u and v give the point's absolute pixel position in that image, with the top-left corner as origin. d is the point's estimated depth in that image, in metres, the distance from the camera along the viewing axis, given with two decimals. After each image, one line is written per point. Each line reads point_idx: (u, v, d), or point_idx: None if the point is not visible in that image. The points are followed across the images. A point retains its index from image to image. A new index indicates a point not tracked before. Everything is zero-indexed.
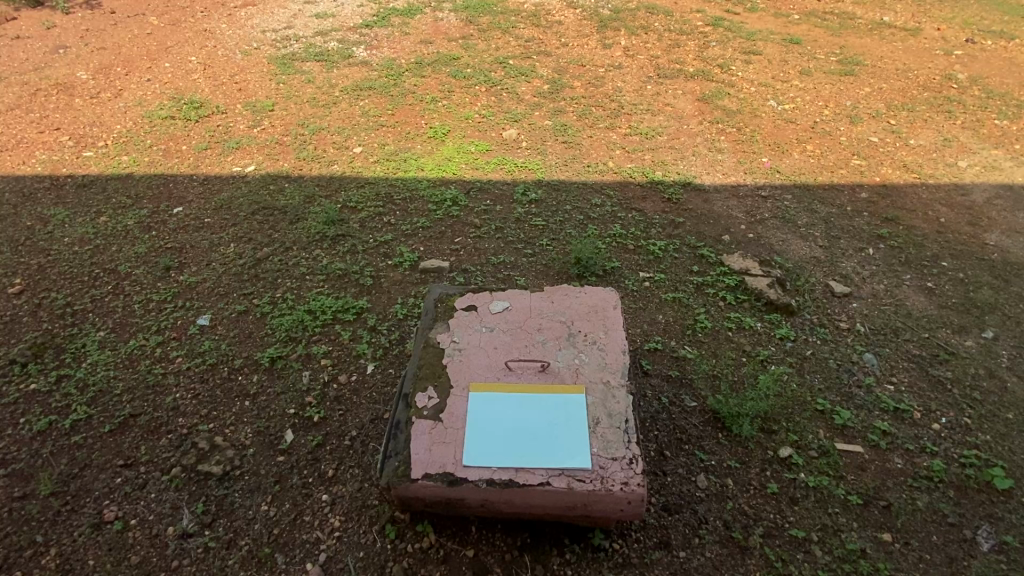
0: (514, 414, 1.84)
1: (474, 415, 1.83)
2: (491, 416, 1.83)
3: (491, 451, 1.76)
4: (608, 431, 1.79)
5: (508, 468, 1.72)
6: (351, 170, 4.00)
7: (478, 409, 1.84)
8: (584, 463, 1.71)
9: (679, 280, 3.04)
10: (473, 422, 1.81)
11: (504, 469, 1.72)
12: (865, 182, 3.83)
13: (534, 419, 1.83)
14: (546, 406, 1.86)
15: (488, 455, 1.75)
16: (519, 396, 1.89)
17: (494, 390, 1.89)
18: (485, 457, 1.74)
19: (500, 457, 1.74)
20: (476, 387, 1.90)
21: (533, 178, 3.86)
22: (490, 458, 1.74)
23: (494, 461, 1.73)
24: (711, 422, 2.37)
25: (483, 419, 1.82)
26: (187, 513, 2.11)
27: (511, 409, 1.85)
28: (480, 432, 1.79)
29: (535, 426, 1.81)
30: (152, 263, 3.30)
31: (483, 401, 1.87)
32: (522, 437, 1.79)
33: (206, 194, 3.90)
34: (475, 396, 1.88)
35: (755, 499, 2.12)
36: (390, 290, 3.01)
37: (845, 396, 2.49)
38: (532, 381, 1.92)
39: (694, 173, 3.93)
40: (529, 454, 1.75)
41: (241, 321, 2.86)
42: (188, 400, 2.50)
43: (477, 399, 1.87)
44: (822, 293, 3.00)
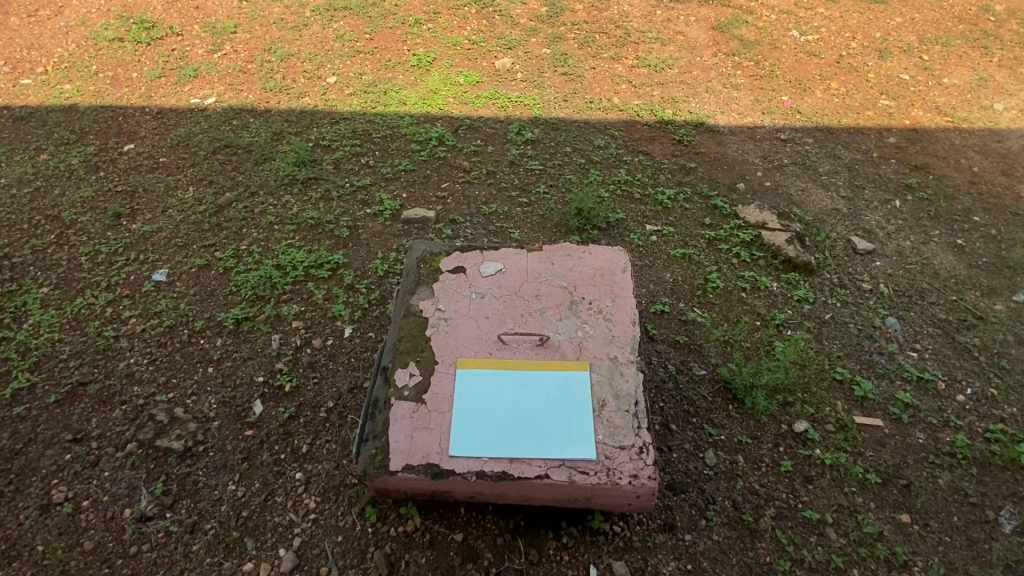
0: (509, 395, 1.62)
1: (463, 395, 1.60)
2: (483, 395, 1.61)
3: (482, 437, 1.54)
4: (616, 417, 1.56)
5: (502, 458, 1.50)
6: (324, 104, 3.57)
7: (467, 389, 1.62)
8: (588, 453, 1.49)
9: (689, 233, 2.76)
10: (462, 404, 1.59)
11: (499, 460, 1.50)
12: (892, 125, 3.49)
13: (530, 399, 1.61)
14: (545, 384, 1.63)
15: (479, 441, 1.53)
16: (513, 372, 1.65)
17: (486, 367, 1.65)
18: (476, 445, 1.52)
19: (492, 444, 1.53)
20: (463, 364, 1.66)
21: (529, 116, 3.46)
22: (481, 446, 1.52)
23: (485, 449, 1.52)
24: (722, 393, 2.16)
25: (474, 401, 1.59)
26: (145, 494, 1.92)
27: (506, 391, 1.62)
28: (470, 416, 1.57)
29: (532, 408, 1.59)
30: (101, 209, 2.94)
31: (473, 379, 1.64)
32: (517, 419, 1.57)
33: (161, 129, 3.47)
34: (465, 374, 1.64)
35: (767, 477, 1.97)
36: (369, 243, 2.70)
37: (865, 364, 2.30)
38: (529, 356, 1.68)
39: (706, 112, 3.56)
40: (525, 439, 1.54)
41: (202, 277, 2.56)
42: (143, 366, 2.24)
43: (466, 376, 1.64)
44: (843, 250, 2.74)
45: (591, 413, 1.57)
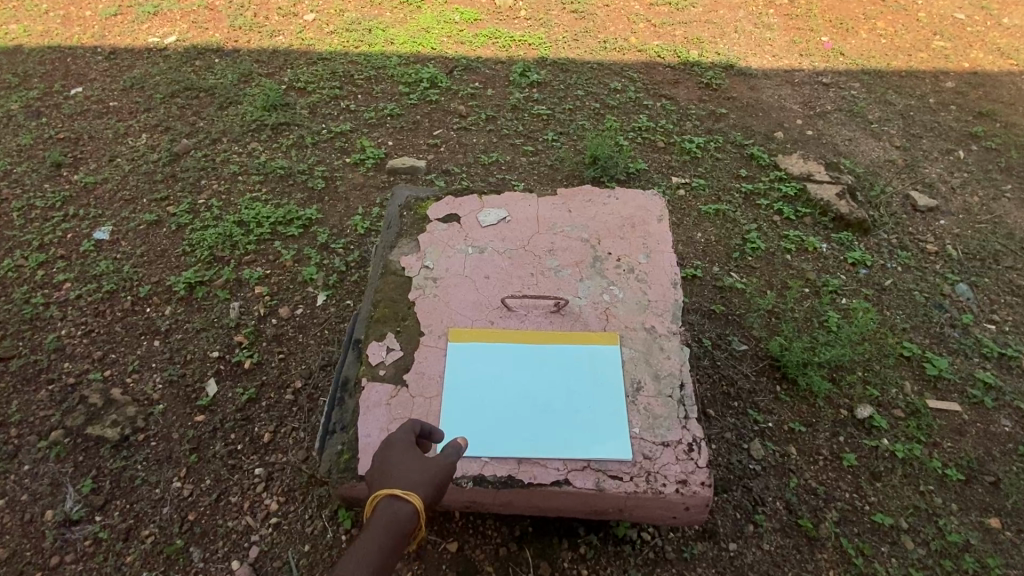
0: (520, 374, 1.27)
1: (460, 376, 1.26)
2: (486, 376, 1.26)
3: (485, 431, 1.20)
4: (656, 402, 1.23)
5: (513, 457, 1.16)
6: (301, 43, 3.12)
7: (465, 367, 1.28)
8: (625, 449, 1.16)
9: (722, 187, 2.36)
10: (460, 388, 1.25)
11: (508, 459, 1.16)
12: (949, 69, 3.06)
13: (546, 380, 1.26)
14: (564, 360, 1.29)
15: (483, 435, 1.19)
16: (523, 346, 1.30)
17: (488, 340, 1.31)
18: (478, 440, 1.19)
19: (500, 439, 1.19)
20: (459, 337, 1.31)
21: (535, 56, 3.03)
22: (485, 441, 1.18)
23: (491, 446, 1.18)
24: (768, 372, 1.81)
25: (475, 384, 1.26)
26: (71, 493, 1.57)
27: (513, 371, 1.27)
28: (470, 403, 1.23)
29: (549, 391, 1.25)
30: (39, 159, 2.53)
31: (473, 355, 1.29)
32: (530, 405, 1.23)
33: (113, 71, 3.03)
34: (462, 349, 1.30)
35: (825, 473, 1.62)
36: (348, 197, 2.30)
37: (935, 338, 1.94)
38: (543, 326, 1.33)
39: (737, 54, 3.12)
40: (542, 432, 1.20)
41: (151, 235, 2.17)
42: (77, 339, 1.88)
43: (463, 353, 1.30)
44: (901, 207, 2.35)
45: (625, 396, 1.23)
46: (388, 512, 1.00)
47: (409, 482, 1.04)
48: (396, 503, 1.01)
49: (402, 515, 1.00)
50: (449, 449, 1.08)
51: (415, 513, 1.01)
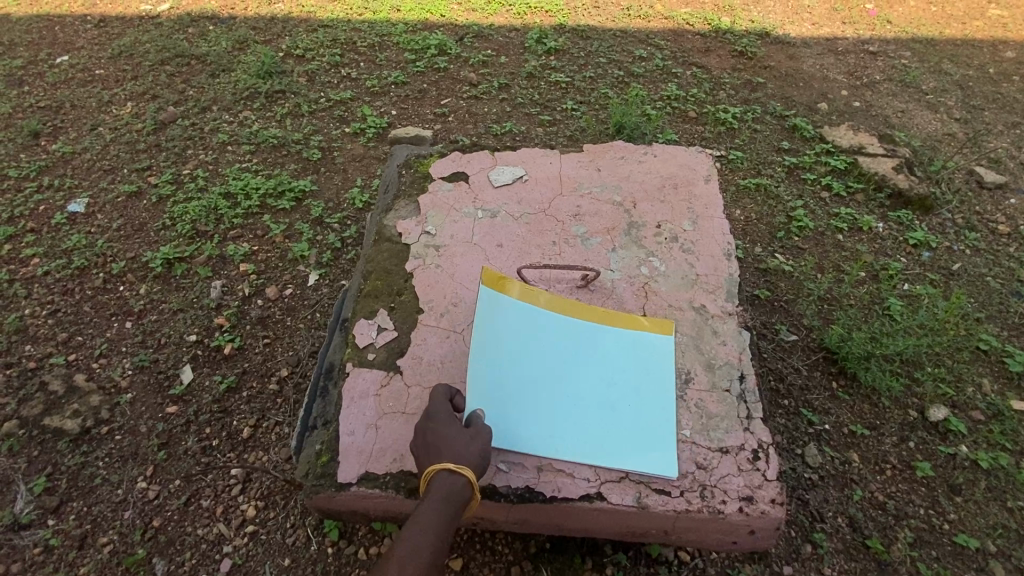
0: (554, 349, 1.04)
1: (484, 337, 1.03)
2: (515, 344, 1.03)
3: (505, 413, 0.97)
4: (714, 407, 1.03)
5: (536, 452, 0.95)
6: (301, 10, 2.91)
7: (492, 325, 1.04)
8: (664, 470, 0.95)
9: (761, 160, 2.12)
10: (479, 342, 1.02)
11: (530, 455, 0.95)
12: (1010, 38, 2.79)
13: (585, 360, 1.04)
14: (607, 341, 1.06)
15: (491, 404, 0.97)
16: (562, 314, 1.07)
17: (521, 296, 1.06)
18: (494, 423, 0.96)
19: (520, 424, 0.97)
20: (491, 278, 1.07)
21: (552, 23, 2.79)
22: (502, 426, 0.97)
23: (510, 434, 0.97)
24: (821, 367, 1.57)
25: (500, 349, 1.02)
26: (21, 493, 1.37)
27: (545, 346, 1.03)
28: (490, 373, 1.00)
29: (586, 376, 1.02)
30: (16, 128, 2.35)
31: (501, 312, 1.05)
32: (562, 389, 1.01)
33: (102, 39, 2.84)
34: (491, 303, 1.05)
35: (894, 485, 1.38)
36: (346, 168, 2.09)
37: (1015, 330, 1.68)
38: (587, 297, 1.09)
39: (773, 21, 2.86)
40: (573, 425, 0.98)
41: (130, 207, 1.97)
42: (41, 320, 1.68)
43: (494, 299, 1.05)
44: (965, 184, 2.09)
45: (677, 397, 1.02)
46: (440, 493, 0.85)
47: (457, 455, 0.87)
48: (449, 481, 0.85)
49: (456, 491, 0.85)
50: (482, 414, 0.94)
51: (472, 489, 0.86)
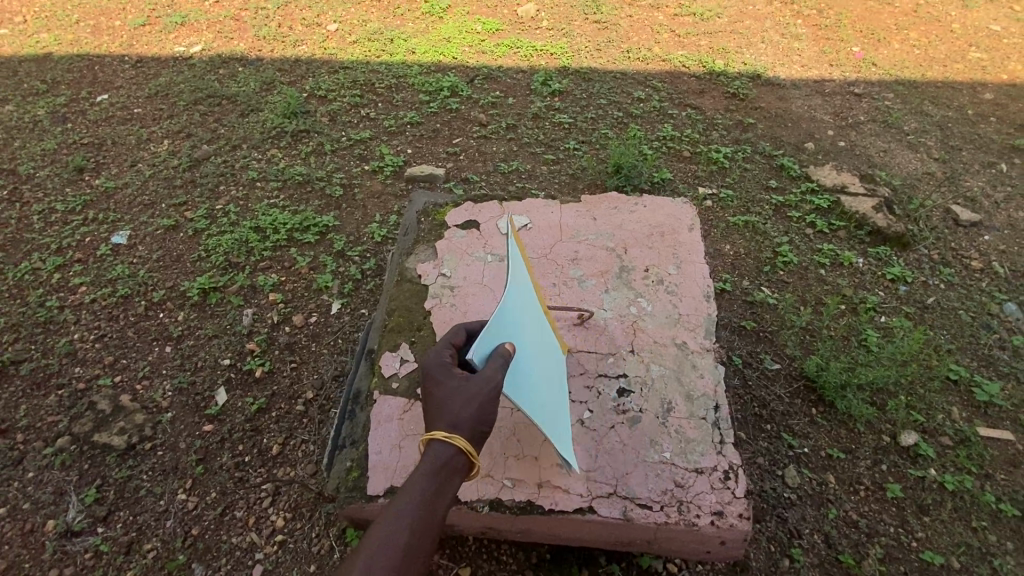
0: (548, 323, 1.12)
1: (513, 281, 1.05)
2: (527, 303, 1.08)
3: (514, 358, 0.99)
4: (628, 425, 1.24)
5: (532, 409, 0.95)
6: (323, 51, 3.13)
7: (519, 279, 1.06)
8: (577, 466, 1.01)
9: (750, 198, 2.27)
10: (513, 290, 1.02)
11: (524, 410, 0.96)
12: (988, 81, 2.97)
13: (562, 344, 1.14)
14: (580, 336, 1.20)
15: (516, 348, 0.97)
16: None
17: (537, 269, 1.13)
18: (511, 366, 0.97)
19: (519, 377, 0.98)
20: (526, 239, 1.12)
21: (556, 65, 2.99)
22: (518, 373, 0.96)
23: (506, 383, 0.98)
24: (802, 394, 1.70)
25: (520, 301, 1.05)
26: (73, 503, 1.53)
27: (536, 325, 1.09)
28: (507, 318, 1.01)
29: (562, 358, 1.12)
30: (63, 163, 2.56)
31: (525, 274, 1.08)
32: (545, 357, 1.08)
33: (139, 78, 3.07)
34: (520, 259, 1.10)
35: (867, 505, 1.50)
36: (365, 204, 2.27)
37: (984, 361, 1.81)
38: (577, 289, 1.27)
39: (764, 63, 3.05)
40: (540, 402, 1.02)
41: (168, 240, 2.16)
42: (88, 344, 1.85)
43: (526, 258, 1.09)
44: (942, 221, 2.24)
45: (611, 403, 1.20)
46: (434, 465, 0.89)
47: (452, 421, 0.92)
48: (445, 451, 0.90)
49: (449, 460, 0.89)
50: (497, 359, 0.94)
51: (469, 456, 0.91)
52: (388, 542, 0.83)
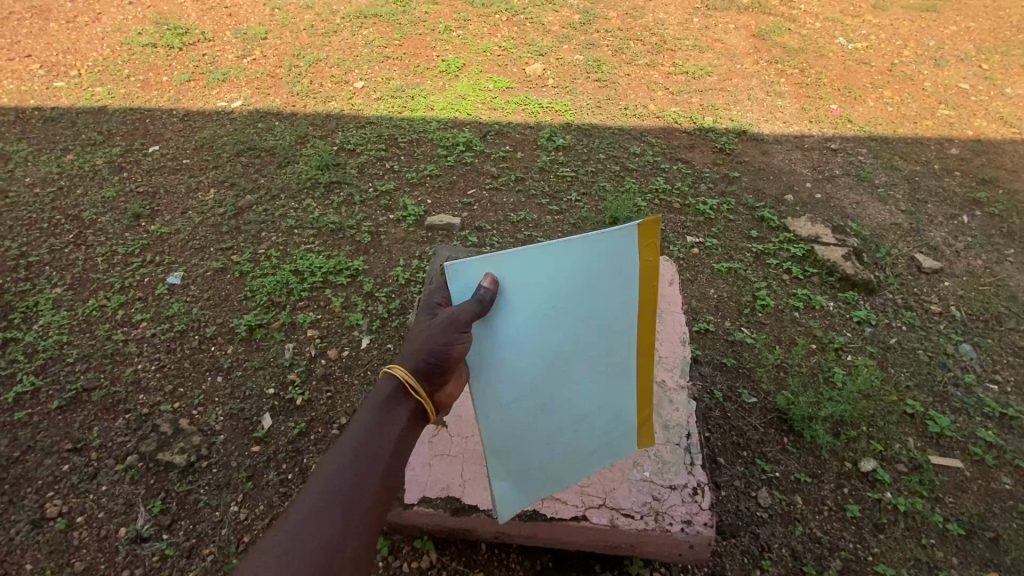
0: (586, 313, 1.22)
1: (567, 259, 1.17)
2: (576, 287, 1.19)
3: (513, 318, 1.15)
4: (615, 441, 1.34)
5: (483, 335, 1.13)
6: (351, 107, 3.49)
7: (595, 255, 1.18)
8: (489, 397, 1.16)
9: (733, 247, 2.54)
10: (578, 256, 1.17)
11: (484, 361, 1.14)
12: (955, 136, 3.26)
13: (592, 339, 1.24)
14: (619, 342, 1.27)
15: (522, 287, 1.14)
16: (621, 304, 1.25)
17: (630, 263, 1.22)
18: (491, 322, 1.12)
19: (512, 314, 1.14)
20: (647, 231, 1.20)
21: (561, 121, 3.32)
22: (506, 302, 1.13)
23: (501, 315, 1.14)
24: (775, 425, 1.93)
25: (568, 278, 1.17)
26: (142, 513, 1.77)
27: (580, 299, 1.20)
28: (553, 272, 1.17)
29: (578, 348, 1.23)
30: (121, 209, 2.88)
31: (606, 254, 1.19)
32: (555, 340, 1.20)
33: (186, 131, 3.43)
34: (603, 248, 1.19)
35: (829, 523, 1.72)
36: (391, 250, 2.56)
37: (939, 397, 2.04)
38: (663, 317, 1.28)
39: (750, 120, 3.36)
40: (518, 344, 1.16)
41: (217, 281, 2.45)
42: (150, 374, 2.12)
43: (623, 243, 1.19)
44: (906, 268, 2.49)
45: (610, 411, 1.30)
46: (385, 398, 1.11)
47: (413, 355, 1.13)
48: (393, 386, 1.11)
49: (396, 391, 1.11)
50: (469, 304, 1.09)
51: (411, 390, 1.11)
52: (341, 479, 1.03)
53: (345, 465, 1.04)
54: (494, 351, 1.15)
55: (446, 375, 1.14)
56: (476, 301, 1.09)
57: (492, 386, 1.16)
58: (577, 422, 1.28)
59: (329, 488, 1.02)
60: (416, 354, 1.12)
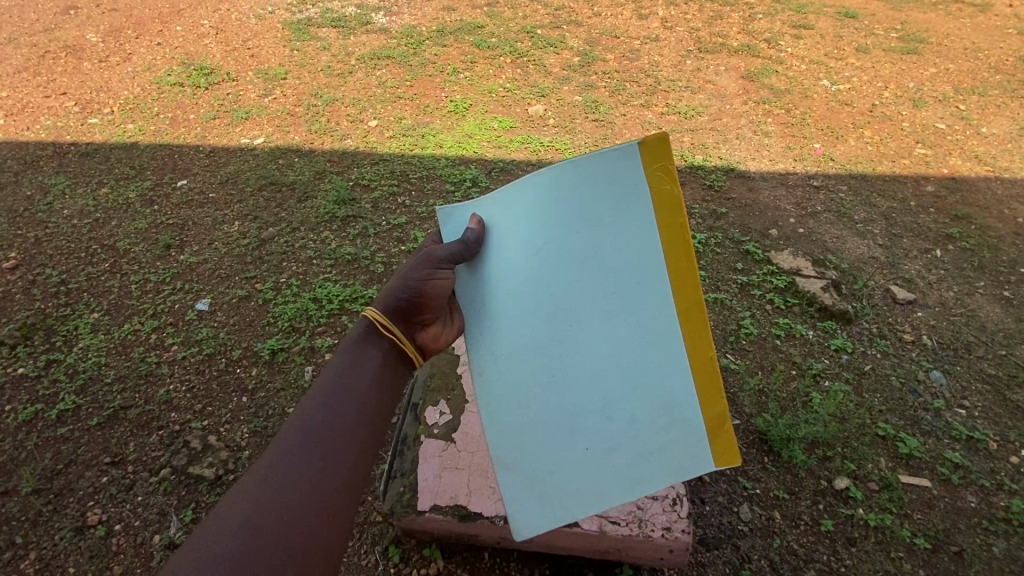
0: (592, 247, 1.18)
1: (562, 190, 1.18)
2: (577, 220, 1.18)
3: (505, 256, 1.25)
4: (647, 401, 1.15)
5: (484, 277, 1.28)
6: (365, 145, 3.74)
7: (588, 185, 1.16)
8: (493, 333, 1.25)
9: (720, 278, 2.74)
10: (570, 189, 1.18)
11: (488, 293, 1.27)
12: (931, 174, 3.48)
13: (602, 275, 1.18)
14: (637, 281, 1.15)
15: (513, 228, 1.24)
16: (631, 236, 1.15)
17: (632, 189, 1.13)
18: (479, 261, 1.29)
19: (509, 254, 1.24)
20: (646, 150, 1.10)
21: (561, 159, 3.56)
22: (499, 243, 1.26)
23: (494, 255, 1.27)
24: (757, 445, 2.09)
25: (563, 212, 1.19)
26: (175, 522, 1.94)
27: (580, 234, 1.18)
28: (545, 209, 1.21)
29: (586, 284, 1.19)
30: (152, 240, 3.11)
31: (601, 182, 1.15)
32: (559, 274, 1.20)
33: (212, 166, 3.68)
34: (597, 174, 1.15)
35: (805, 537, 1.87)
36: None
37: (910, 420, 2.20)
38: (686, 248, 1.10)
39: (738, 158, 3.59)
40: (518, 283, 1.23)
41: (242, 307, 2.65)
42: (181, 393, 2.31)
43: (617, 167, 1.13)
44: (882, 299, 2.67)
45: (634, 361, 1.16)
46: (361, 337, 1.32)
47: (388, 299, 1.34)
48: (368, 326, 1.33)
49: (372, 329, 1.33)
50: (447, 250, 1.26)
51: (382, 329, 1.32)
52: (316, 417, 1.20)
53: (317, 406, 1.21)
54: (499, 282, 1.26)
55: (424, 316, 1.32)
56: (460, 241, 1.26)
57: (499, 319, 1.24)
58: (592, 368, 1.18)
59: (303, 425, 1.18)
60: (394, 295, 1.33)
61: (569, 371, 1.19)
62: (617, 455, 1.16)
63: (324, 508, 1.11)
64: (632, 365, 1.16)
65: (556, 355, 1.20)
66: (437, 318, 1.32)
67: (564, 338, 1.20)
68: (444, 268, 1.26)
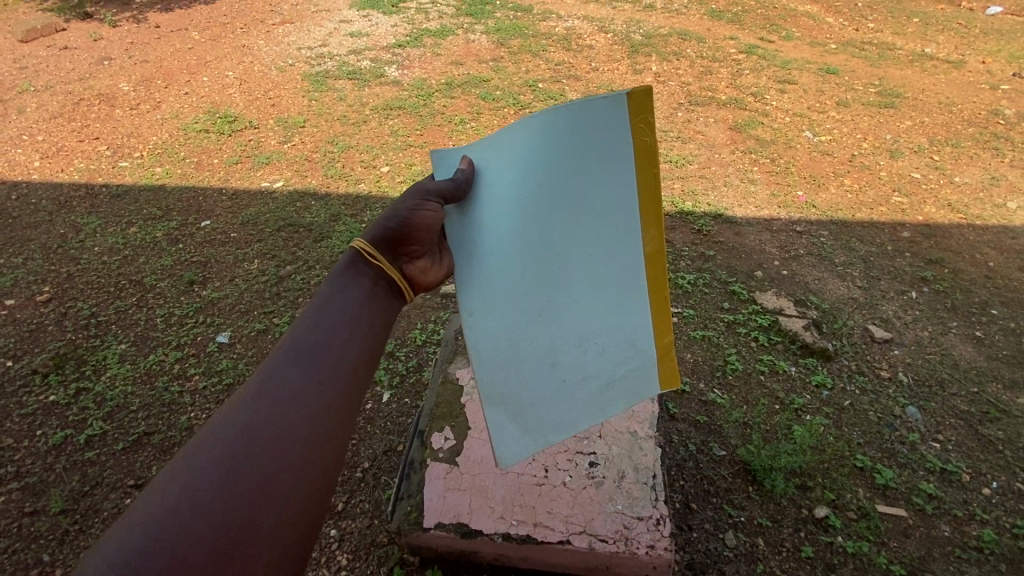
0: (575, 185, 1.15)
1: (554, 127, 1.14)
2: (566, 159, 1.15)
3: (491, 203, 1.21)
4: (618, 336, 1.17)
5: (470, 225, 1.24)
6: (377, 189, 4.02)
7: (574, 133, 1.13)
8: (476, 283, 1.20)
9: (708, 316, 2.92)
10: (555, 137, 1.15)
11: (471, 239, 1.22)
12: (907, 221, 3.70)
13: (586, 214, 1.16)
14: (617, 218, 1.14)
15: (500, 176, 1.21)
16: (616, 188, 1.13)
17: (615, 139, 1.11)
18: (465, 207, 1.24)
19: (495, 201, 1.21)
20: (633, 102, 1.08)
21: None
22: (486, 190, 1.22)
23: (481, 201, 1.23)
24: (741, 474, 2.22)
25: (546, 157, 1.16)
26: None
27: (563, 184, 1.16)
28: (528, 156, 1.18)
29: (568, 221, 1.16)
30: (177, 276, 3.32)
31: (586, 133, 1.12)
32: (544, 212, 1.16)
33: (234, 208, 3.95)
34: (582, 122, 1.12)
35: (787, 563, 1.98)
36: (410, 314, 2.95)
37: (886, 453, 2.33)
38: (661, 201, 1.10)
39: (725, 204, 3.84)
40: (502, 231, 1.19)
41: (260, 340, 2.84)
42: (202, 421, 2.47)
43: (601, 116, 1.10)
44: (860, 338, 2.84)
45: (613, 298, 1.16)
46: (342, 268, 1.17)
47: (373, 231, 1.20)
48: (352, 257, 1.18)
49: (353, 260, 1.18)
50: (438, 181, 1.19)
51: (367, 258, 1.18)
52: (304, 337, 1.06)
53: (310, 324, 1.08)
54: (485, 218, 1.21)
55: (410, 249, 1.19)
56: (450, 179, 1.20)
57: (481, 268, 1.20)
58: (572, 320, 1.17)
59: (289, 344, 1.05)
60: (379, 224, 1.20)
61: (550, 303, 1.17)
62: (588, 384, 1.18)
63: (321, 418, 0.99)
64: (615, 309, 1.17)
65: (538, 307, 1.17)
66: (427, 252, 1.21)
67: (547, 274, 1.17)
68: (435, 200, 1.17)
